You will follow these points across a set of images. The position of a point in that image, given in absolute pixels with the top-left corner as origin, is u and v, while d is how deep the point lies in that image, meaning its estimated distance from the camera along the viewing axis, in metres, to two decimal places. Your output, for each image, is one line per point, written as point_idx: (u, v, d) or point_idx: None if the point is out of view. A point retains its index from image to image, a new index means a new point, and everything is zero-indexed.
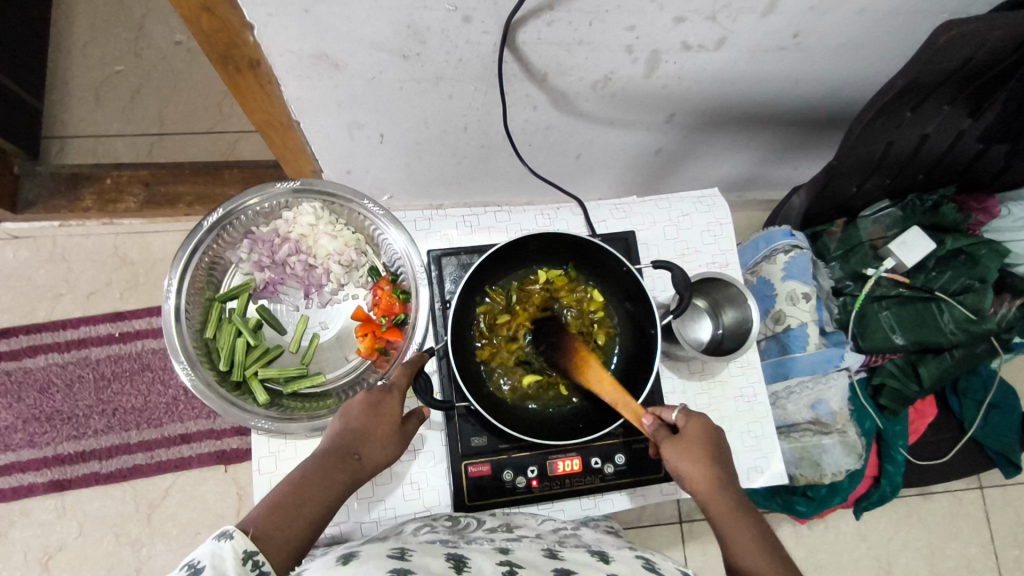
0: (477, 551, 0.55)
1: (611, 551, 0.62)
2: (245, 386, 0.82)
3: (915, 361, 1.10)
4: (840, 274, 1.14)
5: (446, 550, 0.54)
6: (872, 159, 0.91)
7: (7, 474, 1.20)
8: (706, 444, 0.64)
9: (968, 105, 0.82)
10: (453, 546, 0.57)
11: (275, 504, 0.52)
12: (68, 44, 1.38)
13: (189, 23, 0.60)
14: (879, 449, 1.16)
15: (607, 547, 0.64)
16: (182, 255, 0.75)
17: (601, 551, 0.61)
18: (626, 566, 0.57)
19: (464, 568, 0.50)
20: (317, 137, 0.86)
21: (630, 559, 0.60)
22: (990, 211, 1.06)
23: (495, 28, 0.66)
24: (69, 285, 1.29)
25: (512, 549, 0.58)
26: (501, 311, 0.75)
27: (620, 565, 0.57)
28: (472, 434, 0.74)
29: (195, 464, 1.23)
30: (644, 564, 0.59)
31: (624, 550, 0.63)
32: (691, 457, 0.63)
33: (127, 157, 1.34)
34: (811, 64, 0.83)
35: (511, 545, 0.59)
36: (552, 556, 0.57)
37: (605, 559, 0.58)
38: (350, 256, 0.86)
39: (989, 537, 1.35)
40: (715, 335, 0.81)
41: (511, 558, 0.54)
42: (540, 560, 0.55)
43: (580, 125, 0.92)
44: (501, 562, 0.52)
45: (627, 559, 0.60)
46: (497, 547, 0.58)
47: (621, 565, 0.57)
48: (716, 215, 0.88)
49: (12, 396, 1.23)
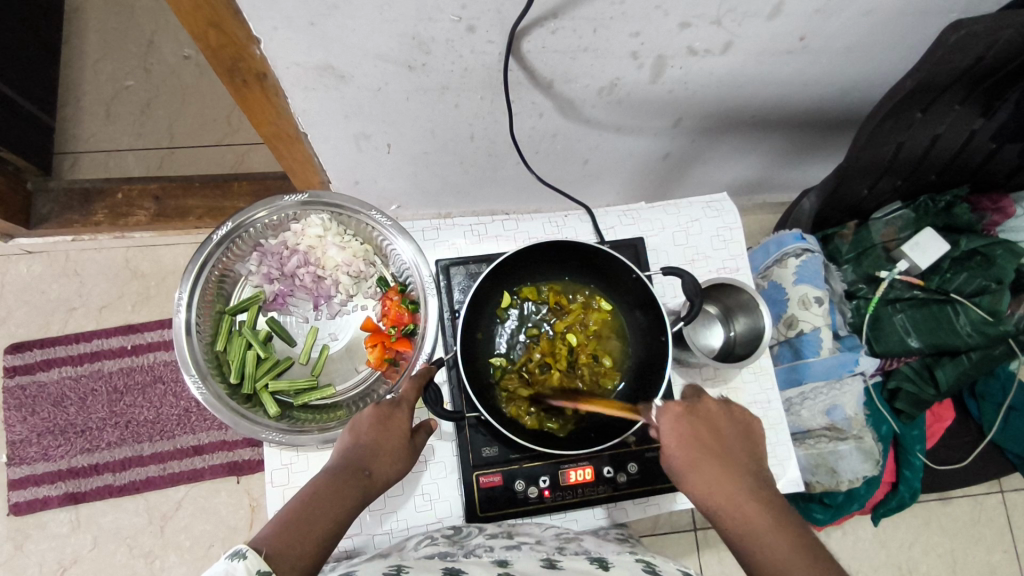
0: (475, 564, 0.54)
1: (612, 557, 0.60)
2: (256, 399, 0.82)
3: (932, 364, 1.08)
4: (851, 277, 1.12)
5: (443, 565, 0.53)
6: (882, 161, 0.90)
7: (22, 488, 1.21)
8: (702, 427, 0.61)
9: (979, 104, 0.81)
10: (452, 560, 0.56)
11: (286, 521, 0.51)
12: (79, 61, 1.40)
13: (195, 37, 0.60)
14: (896, 454, 1.14)
15: (608, 553, 0.62)
16: (192, 268, 0.75)
17: (601, 557, 0.59)
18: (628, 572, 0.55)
19: None
20: (324, 148, 0.87)
21: (631, 564, 0.57)
22: (1006, 211, 1.04)
23: (499, 37, 0.66)
24: (82, 299, 1.30)
25: (511, 561, 0.56)
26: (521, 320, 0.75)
27: (619, 571, 0.55)
28: (484, 445, 0.74)
29: (208, 476, 1.23)
30: (645, 568, 0.57)
31: (626, 555, 0.61)
32: (690, 450, 0.59)
33: (138, 171, 1.36)
34: (819, 66, 0.82)
35: (510, 557, 0.58)
36: (551, 565, 0.55)
37: (605, 566, 0.56)
38: (359, 267, 0.87)
39: (1012, 542, 1.32)
40: (727, 339, 0.80)
41: (509, 569, 0.53)
42: (539, 570, 0.53)
43: (586, 132, 0.92)
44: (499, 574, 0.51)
45: (628, 563, 0.58)
46: (496, 559, 0.57)
47: (620, 572, 0.55)
48: (726, 219, 0.87)
49: (27, 409, 1.24)
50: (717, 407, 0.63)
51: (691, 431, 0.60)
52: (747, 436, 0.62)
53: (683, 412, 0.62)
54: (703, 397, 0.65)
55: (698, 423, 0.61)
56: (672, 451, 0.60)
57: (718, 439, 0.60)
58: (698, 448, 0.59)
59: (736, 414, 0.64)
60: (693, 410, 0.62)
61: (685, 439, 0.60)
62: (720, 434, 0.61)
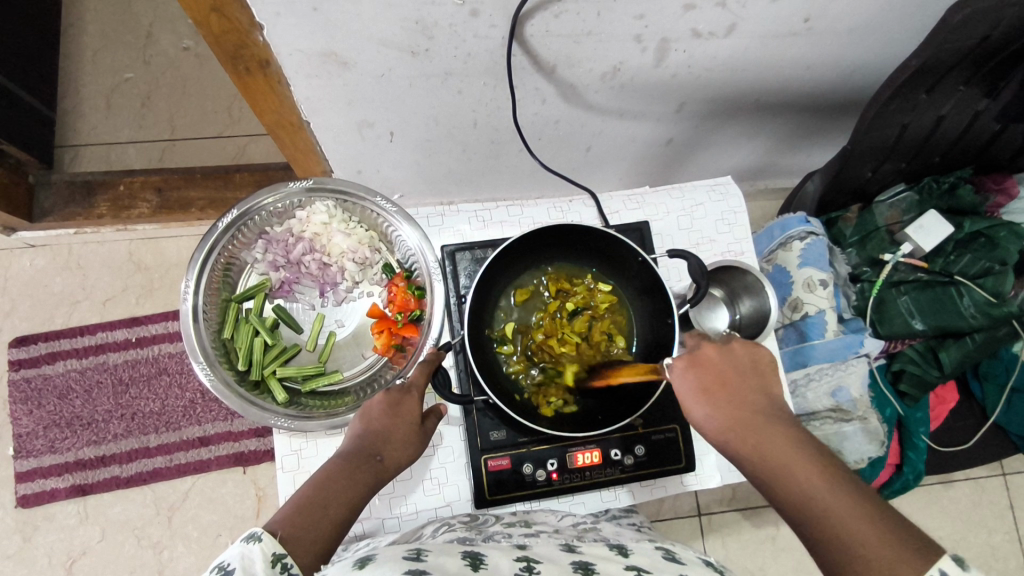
0: (493, 547, 0.54)
1: (630, 543, 0.59)
2: (264, 386, 0.82)
3: (936, 347, 1.08)
4: (856, 260, 1.12)
5: (462, 549, 0.53)
6: (886, 143, 0.90)
7: (30, 480, 1.22)
8: (710, 376, 0.57)
9: (983, 85, 0.81)
10: (471, 544, 0.56)
11: (300, 506, 0.51)
12: (78, 54, 1.39)
13: (199, 24, 0.60)
14: (901, 436, 1.14)
15: (627, 541, 0.62)
16: (198, 256, 0.76)
17: (620, 544, 0.59)
18: (647, 559, 0.55)
19: (480, 565, 0.49)
20: (327, 136, 0.87)
21: (650, 551, 0.57)
22: (1009, 192, 1.05)
23: (503, 22, 0.66)
24: (85, 292, 1.30)
25: (529, 545, 0.56)
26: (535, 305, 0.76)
27: (639, 557, 0.55)
28: (491, 429, 0.74)
29: (214, 467, 1.24)
30: (665, 555, 0.56)
31: (645, 542, 0.61)
32: (709, 400, 0.56)
33: (139, 163, 1.36)
34: (821, 49, 0.82)
35: (529, 541, 0.58)
36: (569, 550, 0.55)
37: (623, 552, 0.56)
38: (364, 254, 0.87)
39: (1014, 524, 1.33)
40: (733, 322, 0.79)
41: (529, 554, 0.53)
42: (558, 554, 0.53)
43: (589, 117, 0.91)
44: (518, 559, 0.51)
45: (646, 551, 0.57)
46: (515, 543, 0.57)
47: (639, 558, 0.55)
48: (731, 203, 0.87)
49: (33, 402, 1.25)
50: (717, 347, 0.59)
51: (700, 383, 0.57)
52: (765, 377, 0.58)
53: (688, 366, 0.59)
54: (703, 341, 0.60)
55: (706, 371, 0.58)
56: (691, 404, 0.57)
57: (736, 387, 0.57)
58: (723, 407, 0.56)
59: (742, 350, 0.60)
60: (695, 360, 0.59)
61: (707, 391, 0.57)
62: (731, 377, 0.58)
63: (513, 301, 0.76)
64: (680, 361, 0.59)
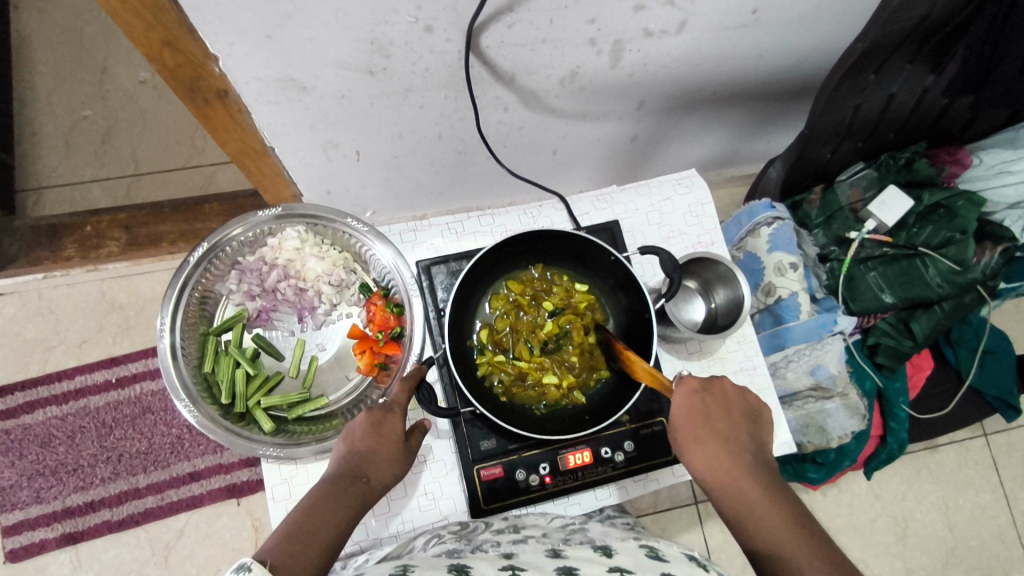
0: (480, 559, 0.55)
1: (615, 544, 0.60)
2: (249, 417, 0.81)
3: (907, 318, 1.12)
4: (824, 240, 1.16)
5: (448, 562, 0.53)
6: (842, 124, 0.92)
7: (18, 533, 1.19)
8: (714, 407, 0.63)
9: (929, 62, 0.83)
10: (458, 556, 0.57)
11: (288, 533, 0.50)
12: (32, 96, 1.37)
13: (153, 60, 0.60)
14: (882, 408, 1.16)
15: (613, 540, 0.63)
16: (171, 294, 0.75)
17: (605, 545, 0.60)
18: (631, 557, 0.56)
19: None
20: (293, 161, 0.87)
21: (635, 550, 0.58)
22: (962, 162, 1.08)
23: (457, 35, 0.67)
24: (60, 336, 1.27)
25: (515, 553, 0.57)
26: (510, 311, 0.76)
27: (624, 556, 0.56)
28: (481, 438, 0.75)
29: (207, 501, 1.23)
30: (648, 552, 0.57)
31: (630, 541, 0.62)
32: (694, 425, 0.62)
33: (104, 202, 1.34)
34: (772, 38, 0.84)
35: (515, 549, 0.59)
36: (555, 555, 0.56)
37: (608, 552, 0.57)
38: (339, 276, 0.87)
39: (999, 482, 1.37)
40: (709, 313, 0.82)
41: (513, 562, 0.54)
42: (543, 561, 0.54)
43: (553, 121, 0.93)
44: (504, 567, 0.52)
45: (631, 549, 0.58)
46: (501, 552, 0.58)
47: (623, 557, 0.56)
48: (697, 195, 0.89)
49: (14, 454, 1.22)
50: (733, 389, 0.64)
51: (703, 409, 0.62)
52: (756, 426, 0.64)
53: (698, 388, 0.64)
54: (722, 379, 0.65)
55: (709, 400, 0.63)
56: (679, 426, 0.63)
57: (731, 426, 0.62)
58: (705, 439, 0.61)
59: (752, 400, 0.65)
60: (708, 388, 0.64)
61: (694, 417, 0.62)
62: (732, 415, 0.63)
63: (489, 309, 0.76)
64: (692, 381, 0.64)
